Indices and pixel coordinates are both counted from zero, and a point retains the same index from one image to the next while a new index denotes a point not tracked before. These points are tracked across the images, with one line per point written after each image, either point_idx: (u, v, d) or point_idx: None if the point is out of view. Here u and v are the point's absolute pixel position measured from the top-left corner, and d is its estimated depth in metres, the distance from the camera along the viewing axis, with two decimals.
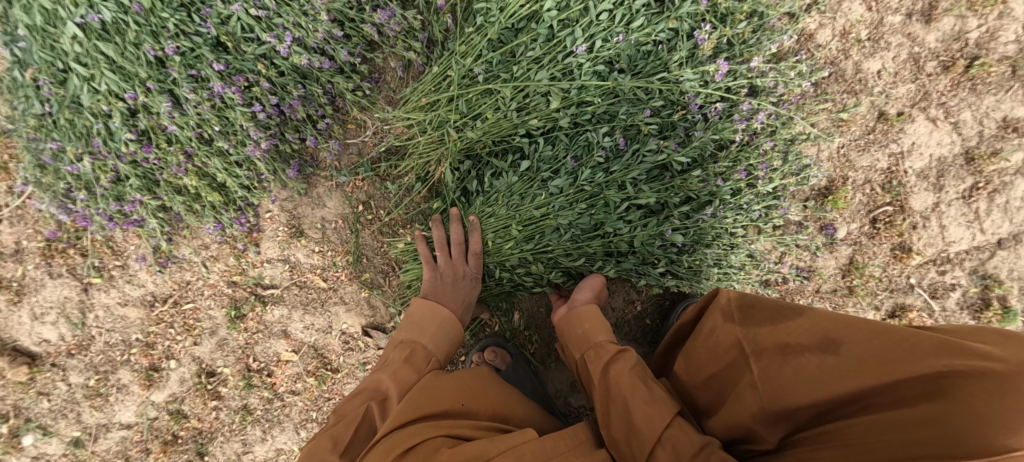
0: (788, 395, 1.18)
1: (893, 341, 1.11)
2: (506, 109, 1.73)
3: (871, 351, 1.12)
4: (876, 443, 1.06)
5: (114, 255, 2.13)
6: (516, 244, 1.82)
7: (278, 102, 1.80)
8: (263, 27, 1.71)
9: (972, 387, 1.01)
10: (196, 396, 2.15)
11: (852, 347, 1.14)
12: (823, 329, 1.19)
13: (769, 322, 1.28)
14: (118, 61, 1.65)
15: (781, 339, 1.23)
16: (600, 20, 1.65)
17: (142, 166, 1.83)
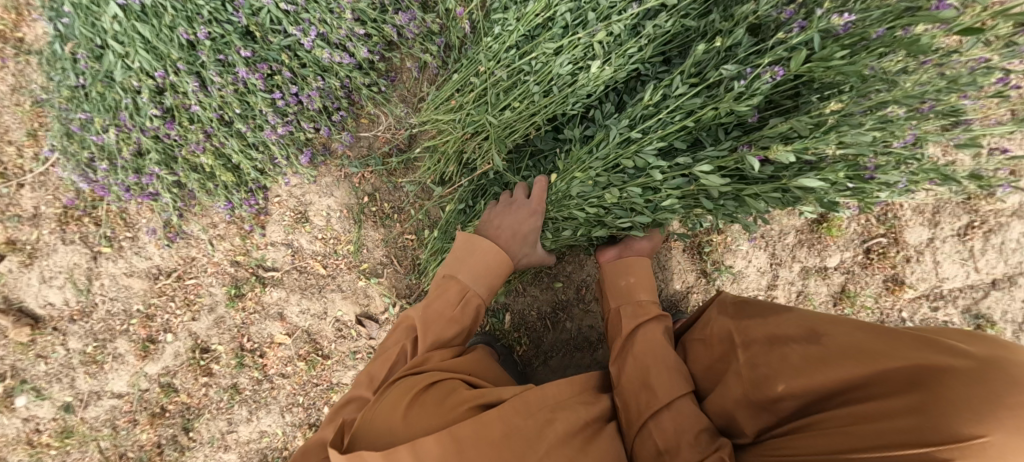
0: (767, 384, 1.21)
1: (873, 336, 1.11)
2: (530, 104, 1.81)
3: (849, 344, 1.12)
4: (847, 432, 1.05)
5: (126, 227, 2.20)
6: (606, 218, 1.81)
7: (296, 90, 1.88)
8: (291, 21, 1.82)
9: (944, 383, 0.98)
10: (188, 371, 2.19)
11: (834, 341, 1.15)
12: (809, 324, 1.21)
13: (757, 318, 1.32)
14: (153, 42, 1.75)
15: (768, 332, 1.26)
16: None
17: (163, 141, 1.88)
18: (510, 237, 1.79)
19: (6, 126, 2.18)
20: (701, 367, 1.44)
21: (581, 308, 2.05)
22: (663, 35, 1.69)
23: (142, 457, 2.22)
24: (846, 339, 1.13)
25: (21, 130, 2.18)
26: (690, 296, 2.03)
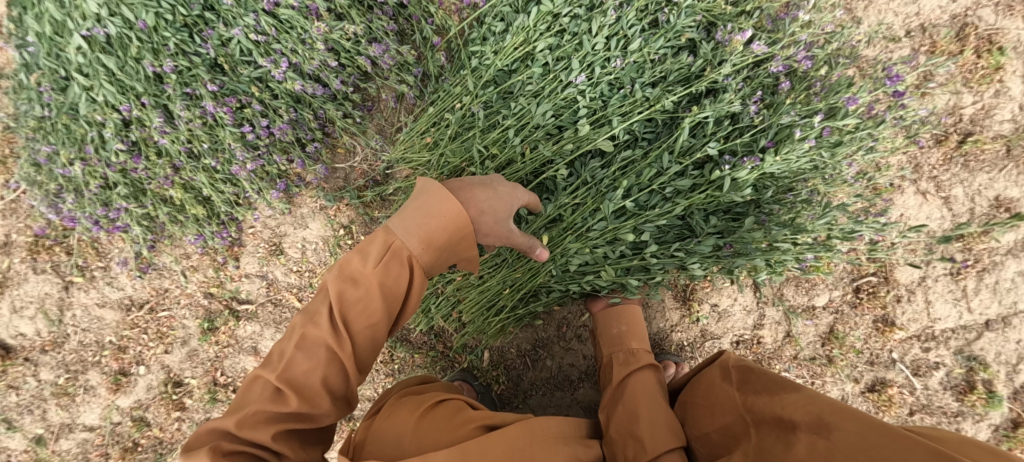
0: None
1: (888, 439, 0.95)
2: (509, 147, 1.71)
3: (863, 447, 0.96)
4: None
5: (98, 257, 2.15)
6: (602, 264, 1.66)
7: (266, 122, 1.82)
8: (261, 52, 1.76)
9: None
10: (160, 405, 2.14)
11: (844, 437, 0.98)
12: (816, 410, 1.04)
13: (764, 392, 1.16)
14: (118, 74, 1.69)
15: (774, 414, 1.09)
16: (592, 30, 1.61)
17: (130, 175, 1.83)
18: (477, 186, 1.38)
19: None
20: (699, 431, 1.26)
21: (562, 345, 2.00)
22: (646, 78, 1.62)
23: None
24: (861, 441, 0.96)
25: None
26: (673, 334, 1.98)
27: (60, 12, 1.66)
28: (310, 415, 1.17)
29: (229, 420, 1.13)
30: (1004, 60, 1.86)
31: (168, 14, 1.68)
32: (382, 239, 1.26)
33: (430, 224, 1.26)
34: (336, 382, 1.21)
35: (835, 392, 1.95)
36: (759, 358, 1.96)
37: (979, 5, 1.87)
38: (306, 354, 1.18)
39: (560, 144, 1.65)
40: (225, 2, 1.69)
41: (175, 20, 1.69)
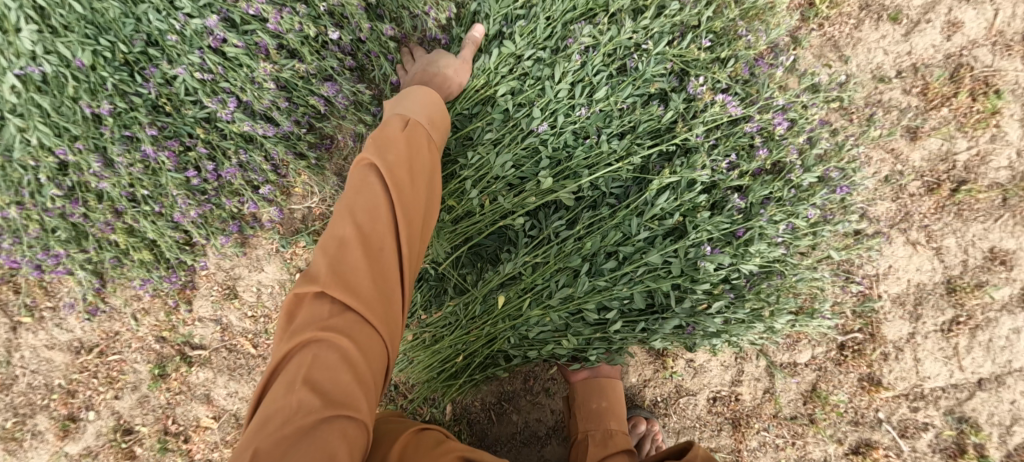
0: None
1: None
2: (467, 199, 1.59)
3: None
4: None
5: (45, 297, 2.05)
6: (564, 332, 1.55)
7: (213, 165, 1.74)
8: (208, 91, 1.66)
9: None
10: (109, 453, 2.04)
11: None
12: None
13: None
14: (52, 116, 1.57)
15: None
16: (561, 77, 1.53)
17: (71, 219, 1.75)
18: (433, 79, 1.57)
19: None
20: None
21: (529, 399, 1.90)
22: (612, 129, 1.53)
23: None
24: None
25: None
26: (646, 390, 1.87)
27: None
28: (375, 281, 1.16)
29: (301, 325, 1.12)
30: (1000, 104, 1.74)
31: (107, 51, 1.56)
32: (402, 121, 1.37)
33: (428, 103, 1.44)
34: (398, 243, 1.21)
35: (817, 453, 1.84)
36: (737, 416, 1.85)
37: (975, 45, 1.75)
38: (356, 219, 1.19)
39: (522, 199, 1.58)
40: (170, 40, 1.58)
41: (115, 58, 1.58)
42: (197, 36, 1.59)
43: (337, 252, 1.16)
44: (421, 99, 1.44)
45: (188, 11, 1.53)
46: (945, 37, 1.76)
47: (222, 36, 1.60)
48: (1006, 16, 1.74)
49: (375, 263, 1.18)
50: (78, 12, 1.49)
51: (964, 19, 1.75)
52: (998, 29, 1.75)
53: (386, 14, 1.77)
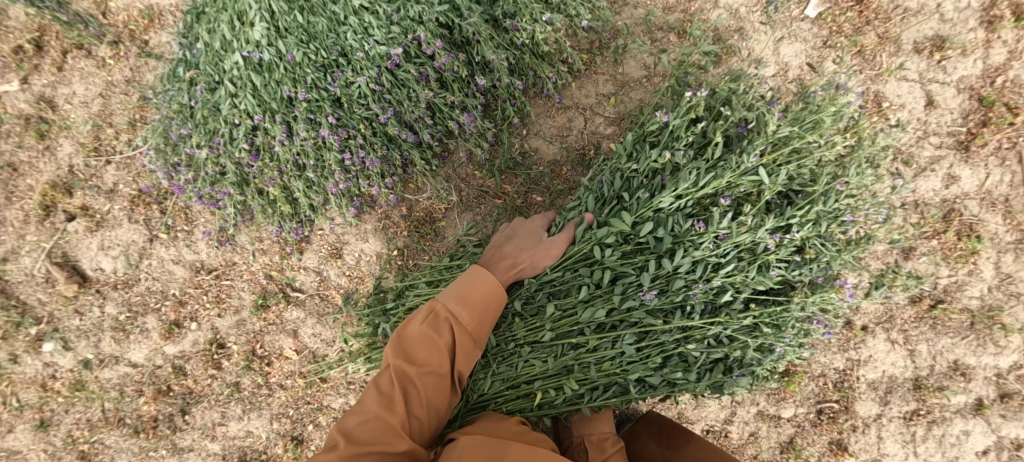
0: None
1: None
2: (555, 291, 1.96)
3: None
4: None
5: (186, 221, 2.51)
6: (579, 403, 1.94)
7: (362, 155, 2.20)
8: (375, 99, 2.14)
9: None
10: (200, 360, 2.45)
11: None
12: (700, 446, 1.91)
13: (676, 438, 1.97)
14: (259, 91, 2.08)
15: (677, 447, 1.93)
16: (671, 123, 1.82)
17: (243, 168, 2.23)
18: (499, 260, 2.00)
19: (112, 111, 2.68)
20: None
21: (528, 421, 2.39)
22: (703, 266, 1.81)
23: (137, 425, 2.47)
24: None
25: (127, 117, 2.67)
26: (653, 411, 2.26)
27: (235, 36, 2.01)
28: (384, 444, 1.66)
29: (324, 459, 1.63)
30: (980, 246, 2.18)
31: (312, 53, 2.06)
32: (441, 323, 1.87)
33: (472, 306, 1.88)
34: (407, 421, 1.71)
35: None
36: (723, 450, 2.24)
37: (964, 198, 2.21)
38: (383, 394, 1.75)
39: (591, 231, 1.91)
40: (358, 54, 2.06)
41: (314, 58, 2.06)
42: (377, 57, 2.07)
43: (363, 423, 1.69)
44: (468, 296, 1.89)
45: (379, 39, 2.02)
46: (943, 185, 2.22)
47: (396, 61, 2.07)
48: (992, 180, 2.21)
49: (372, 430, 1.67)
50: (298, 23, 2.02)
51: (960, 174, 2.22)
52: (985, 188, 2.21)
53: (521, 71, 2.29)
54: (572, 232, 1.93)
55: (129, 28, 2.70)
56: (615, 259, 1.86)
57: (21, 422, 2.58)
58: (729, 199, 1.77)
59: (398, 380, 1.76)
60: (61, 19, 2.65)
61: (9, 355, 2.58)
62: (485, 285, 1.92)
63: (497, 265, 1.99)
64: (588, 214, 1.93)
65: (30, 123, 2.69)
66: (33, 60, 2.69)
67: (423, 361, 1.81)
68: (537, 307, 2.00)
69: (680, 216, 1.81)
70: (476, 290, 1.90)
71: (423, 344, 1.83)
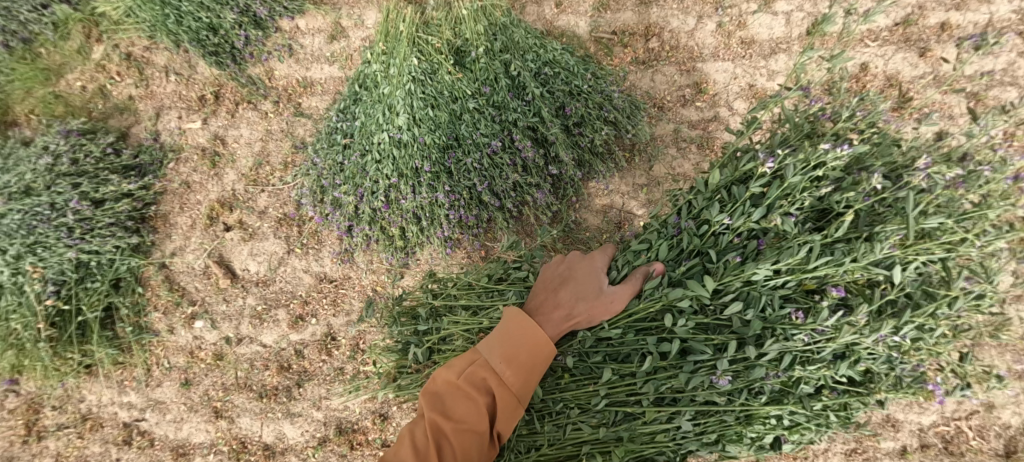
0: None
1: None
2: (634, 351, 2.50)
3: None
4: None
5: (317, 241, 3.40)
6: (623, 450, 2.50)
7: (462, 211, 3.09)
8: (476, 173, 3.06)
9: None
10: (316, 346, 3.32)
11: None
12: None
13: None
14: (397, 160, 3.02)
15: None
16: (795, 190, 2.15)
17: (374, 211, 3.15)
18: (549, 310, 2.63)
19: (269, 152, 3.60)
20: None
21: None
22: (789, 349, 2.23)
23: (261, 392, 3.30)
24: None
25: (280, 158, 3.58)
26: None
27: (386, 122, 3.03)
28: None
29: None
30: None
31: (436, 138, 3.04)
32: (478, 388, 2.51)
33: (504, 375, 2.50)
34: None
35: None
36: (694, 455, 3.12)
37: None
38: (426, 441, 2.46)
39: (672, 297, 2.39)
40: (468, 141, 3.06)
41: (438, 142, 3.03)
42: (481, 144, 3.06)
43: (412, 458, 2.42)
44: (501, 365, 2.51)
45: (484, 132, 3.05)
46: None
47: (494, 148, 3.06)
48: None
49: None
50: (430, 117, 3.03)
51: None
52: None
53: (579, 163, 3.27)
54: (640, 285, 2.50)
55: (288, 92, 3.70)
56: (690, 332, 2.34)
57: (169, 380, 3.40)
58: (839, 292, 2.15)
59: (439, 432, 2.45)
60: (242, 81, 3.68)
61: (168, 326, 3.43)
62: (519, 355, 2.52)
63: (548, 318, 2.61)
64: (658, 266, 2.52)
65: (207, 154, 3.64)
66: (215, 107, 3.71)
67: (460, 418, 2.48)
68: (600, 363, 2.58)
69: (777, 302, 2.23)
70: (508, 361, 2.52)
71: (461, 406, 2.50)
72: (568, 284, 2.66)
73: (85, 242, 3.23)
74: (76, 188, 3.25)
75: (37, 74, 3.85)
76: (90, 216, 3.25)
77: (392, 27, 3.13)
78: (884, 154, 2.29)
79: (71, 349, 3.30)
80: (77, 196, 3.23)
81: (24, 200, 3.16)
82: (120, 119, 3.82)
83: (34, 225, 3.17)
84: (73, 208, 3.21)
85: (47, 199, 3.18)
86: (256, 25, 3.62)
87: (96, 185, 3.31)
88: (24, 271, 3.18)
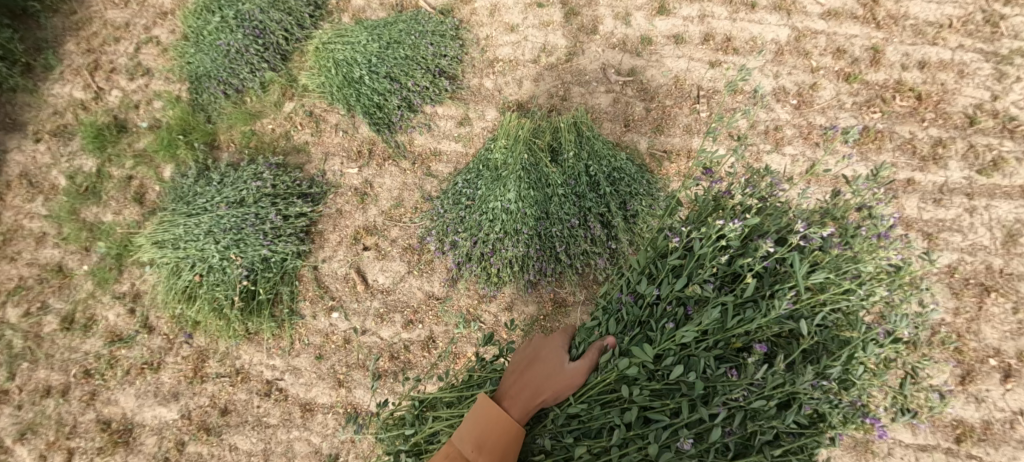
0: None
1: None
2: (604, 411, 3.08)
3: None
4: None
5: (431, 268, 4.78)
6: None
7: (543, 264, 4.45)
8: (557, 240, 4.42)
9: None
10: (419, 345, 4.63)
11: None
12: None
13: None
14: (504, 223, 4.35)
15: None
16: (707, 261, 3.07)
17: (481, 255, 4.49)
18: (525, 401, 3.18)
19: (401, 199, 5.15)
20: None
21: None
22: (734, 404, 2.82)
23: (375, 372, 4.59)
24: None
25: (411, 202, 5.11)
26: None
27: (501, 195, 4.35)
28: None
29: None
30: None
31: (534, 211, 4.37)
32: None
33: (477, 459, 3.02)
34: None
35: None
36: None
37: None
38: None
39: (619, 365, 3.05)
40: (556, 217, 4.39)
41: (535, 214, 4.35)
42: (565, 220, 4.39)
43: None
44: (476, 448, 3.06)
45: (567, 213, 4.39)
46: None
47: (573, 225, 4.39)
48: None
49: None
50: (532, 196, 4.37)
51: None
52: None
53: (635, 243, 4.50)
54: (596, 358, 3.16)
55: (421, 157, 5.36)
56: (646, 396, 2.94)
57: (306, 353, 4.69)
58: (761, 347, 2.89)
59: None
60: (391, 144, 5.39)
61: (314, 312, 4.78)
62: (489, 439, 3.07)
63: (523, 404, 3.17)
64: (610, 339, 3.21)
65: (357, 193, 5.19)
66: (369, 158, 5.39)
67: None
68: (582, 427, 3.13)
69: (712, 363, 2.91)
70: (478, 446, 3.06)
71: None
72: (531, 366, 3.28)
73: (274, 244, 4.74)
74: (274, 206, 4.86)
75: (245, 116, 5.74)
76: (279, 226, 4.82)
77: (512, 130, 4.56)
78: (774, 221, 3.15)
79: (247, 319, 4.64)
80: (275, 212, 4.82)
81: (242, 210, 4.74)
82: (297, 157, 5.58)
83: (244, 227, 4.70)
84: (272, 220, 4.79)
85: (256, 211, 4.76)
86: (410, 108, 5.45)
87: (286, 206, 4.90)
88: (228, 259, 4.64)
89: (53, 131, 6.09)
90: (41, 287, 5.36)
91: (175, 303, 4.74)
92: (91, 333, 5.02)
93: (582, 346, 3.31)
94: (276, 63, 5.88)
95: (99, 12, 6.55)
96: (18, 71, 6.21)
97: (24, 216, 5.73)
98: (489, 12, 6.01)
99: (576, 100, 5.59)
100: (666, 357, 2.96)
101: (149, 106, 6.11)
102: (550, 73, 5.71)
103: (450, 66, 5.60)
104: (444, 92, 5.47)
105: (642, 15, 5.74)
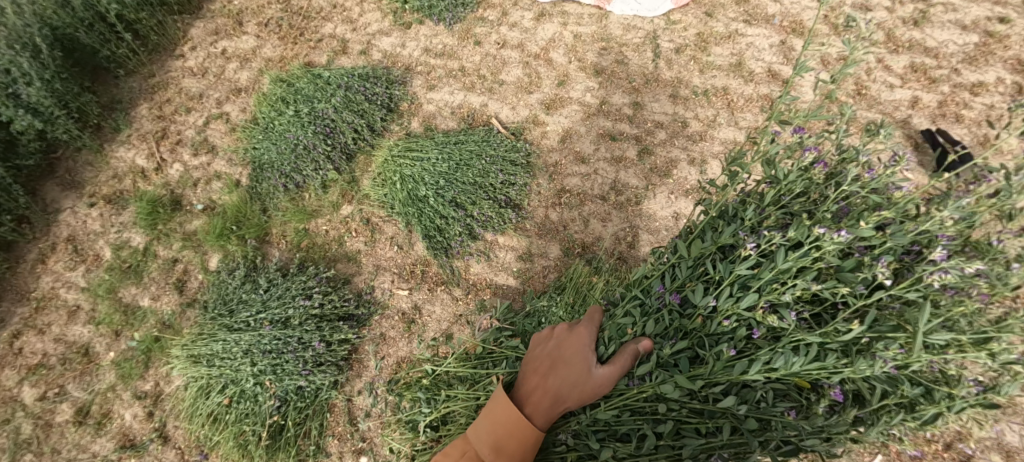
0: None
1: None
2: (645, 403, 3.69)
3: None
4: None
5: None
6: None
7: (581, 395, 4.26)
8: None
9: None
10: None
11: None
12: None
13: None
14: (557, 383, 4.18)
15: None
16: (793, 285, 3.36)
17: None
18: (559, 380, 3.68)
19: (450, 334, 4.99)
20: None
21: None
22: (767, 416, 3.39)
23: None
24: None
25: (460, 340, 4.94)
26: None
27: None
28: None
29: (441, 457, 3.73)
30: None
31: None
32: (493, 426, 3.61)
33: (514, 423, 3.55)
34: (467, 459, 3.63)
35: None
36: None
37: None
38: (460, 449, 3.69)
39: (667, 378, 3.61)
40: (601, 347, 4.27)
41: None
42: None
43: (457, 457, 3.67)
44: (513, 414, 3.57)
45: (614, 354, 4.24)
46: None
47: None
48: None
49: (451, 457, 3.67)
50: None
51: None
52: None
53: None
54: (635, 356, 3.69)
55: (475, 288, 5.17)
56: (683, 413, 3.56)
57: None
58: (829, 397, 3.24)
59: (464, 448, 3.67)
60: (445, 268, 5.18)
61: (341, 451, 4.61)
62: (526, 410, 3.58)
63: (557, 385, 3.65)
64: (647, 341, 3.73)
65: (405, 319, 5.05)
66: (420, 281, 5.20)
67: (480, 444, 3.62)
68: (619, 420, 3.73)
69: (765, 388, 3.39)
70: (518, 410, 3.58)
71: (483, 437, 3.61)
72: (560, 363, 3.70)
73: (311, 375, 4.51)
74: (319, 332, 4.63)
75: (301, 216, 5.55)
76: (322, 352, 4.60)
77: (582, 287, 4.79)
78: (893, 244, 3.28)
79: (271, 457, 4.41)
80: (319, 339, 4.59)
81: (286, 332, 4.51)
82: (346, 264, 5.36)
83: (284, 353, 4.49)
84: (314, 346, 4.56)
85: (299, 335, 4.53)
86: (471, 236, 5.26)
87: (330, 331, 4.68)
88: (261, 384, 4.45)
89: (109, 196, 5.99)
90: (63, 369, 5.12)
91: (198, 423, 4.54)
92: (104, 431, 4.92)
93: (610, 348, 3.81)
94: (340, 163, 5.73)
95: (175, 79, 6.66)
96: (88, 129, 6.20)
97: (62, 284, 5.52)
98: (560, 137, 5.92)
99: (643, 248, 5.36)
100: (716, 383, 3.42)
101: (207, 186, 5.94)
102: (619, 214, 5.48)
103: (518, 192, 5.45)
104: (508, 222, 5.32)
105: (718, 165, 5.69)
